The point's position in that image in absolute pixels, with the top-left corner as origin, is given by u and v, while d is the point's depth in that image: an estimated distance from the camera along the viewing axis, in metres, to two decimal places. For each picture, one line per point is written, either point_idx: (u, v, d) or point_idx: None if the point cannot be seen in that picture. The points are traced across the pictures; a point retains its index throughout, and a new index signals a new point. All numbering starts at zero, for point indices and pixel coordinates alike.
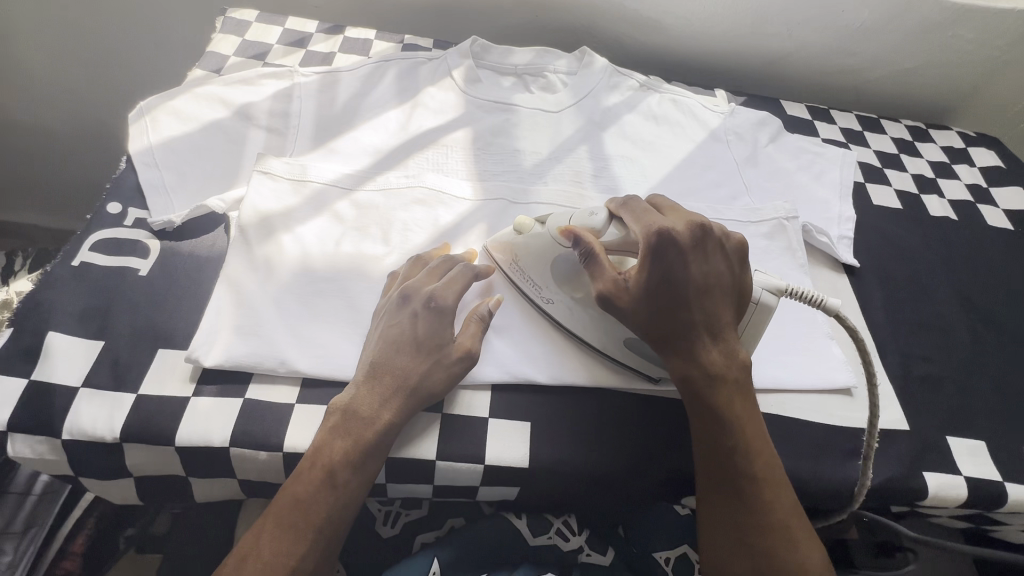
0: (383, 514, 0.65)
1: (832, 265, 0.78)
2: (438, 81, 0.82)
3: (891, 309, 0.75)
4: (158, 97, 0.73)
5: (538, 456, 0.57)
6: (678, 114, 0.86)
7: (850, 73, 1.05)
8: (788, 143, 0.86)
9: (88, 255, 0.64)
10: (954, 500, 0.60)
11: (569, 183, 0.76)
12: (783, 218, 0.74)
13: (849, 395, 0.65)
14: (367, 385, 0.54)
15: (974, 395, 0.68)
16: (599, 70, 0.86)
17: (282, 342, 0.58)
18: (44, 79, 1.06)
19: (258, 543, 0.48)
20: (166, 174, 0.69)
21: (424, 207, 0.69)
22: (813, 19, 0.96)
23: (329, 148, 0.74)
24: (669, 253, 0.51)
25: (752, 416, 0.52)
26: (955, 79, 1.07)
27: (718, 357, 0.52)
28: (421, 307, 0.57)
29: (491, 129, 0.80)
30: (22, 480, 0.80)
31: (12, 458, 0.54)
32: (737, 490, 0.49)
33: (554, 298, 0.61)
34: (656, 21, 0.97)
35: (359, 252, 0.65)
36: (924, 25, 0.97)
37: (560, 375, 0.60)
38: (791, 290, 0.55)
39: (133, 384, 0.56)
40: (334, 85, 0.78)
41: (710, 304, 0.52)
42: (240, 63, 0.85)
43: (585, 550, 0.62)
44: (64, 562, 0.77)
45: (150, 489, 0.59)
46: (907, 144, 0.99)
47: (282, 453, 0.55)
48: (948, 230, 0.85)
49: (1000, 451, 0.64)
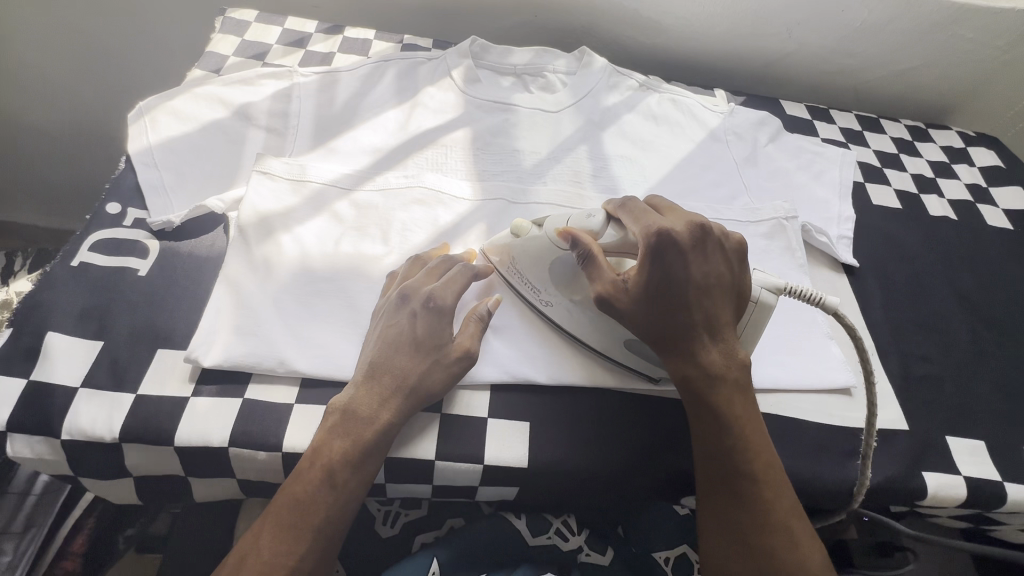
0: (382, 514, 0.65)
1: (832, 265, 0.78)
2: (437, 81, 0.82)
3: (891, 309, 0.75)
4: (158, 98, 0.73)
5: (538, 456, 0.57)
6: (677, 114, 0.86)
7: (850, 73, 1.05)
8: (788, 143, 0.86)
9: (87, 255, 0.64)
10: (953, 500, 0.60)
11: (569, 183, 0.76)
12: (783, 218, 0.74)
13: (848, 395, 0.65)
14: (366, 385, 0.54)
15: (974, 395, 0.68)
16: (599, 70, 0.86)
17: (281, 342, 0.58)
18: (44, 78, 1.06)
19: (258, 544, 0.48)
20: (166, 174, 0.69)
21: (424, 207, 0.69)
22: (813, 19, 0.96)
23: (328, 148, 0.74)
24: (669, 254, 0.50)
25: (752, 416, 0.52)
26: (955, 79, 1.07)
27: (717, 357, 0.52)
28: (420, 307, 0.57)
29: (491, 129, 0.80)
30: (22, 479, 0.81)
31: (12, 457, 0.54)
32: (737, 490, 0.49)
33: (552, 300, 0.61)
34: (656, 22, 0.97)
35: (359, 252, 0.65)
36: (924, 24, 0.97)
37: (559, 375, 0.60)
38: (790, 288, 0.55)
39: (133, 384, 0.56)
40: (334, 85, 0.78)
41: (710, 305, 0.52)
42: (240, 63, 0.85)
43: (584, 550, 0.62)
44: (64, 562, 0.77)
45: (150, 489, 0.60)
46: (906, 144, 0.99)
47: (282, 453, 0.55)
48: (948, 230, 0.85)
49: (1001, 451, 0.64)
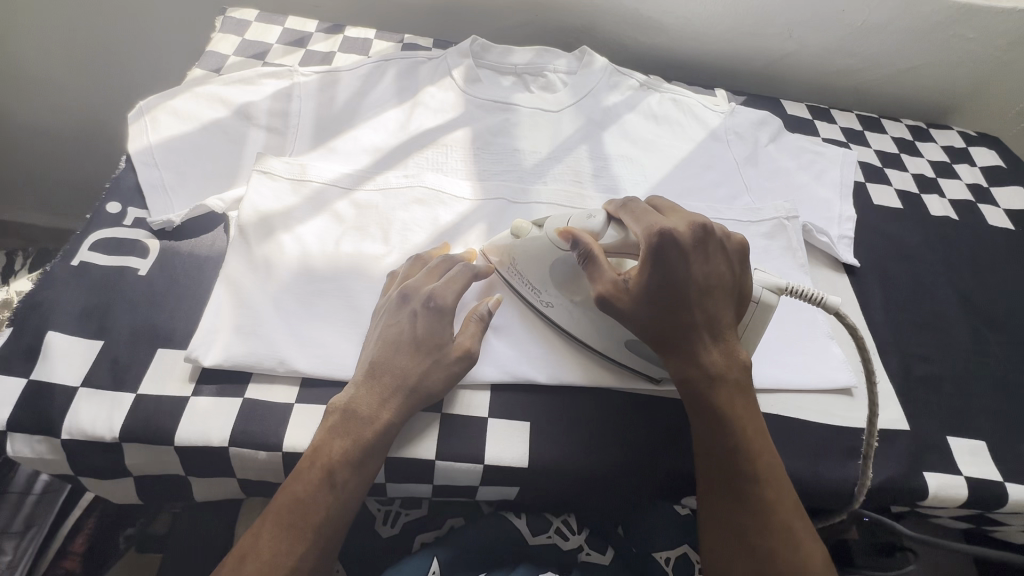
0: (383, 514, 0.65)
1: (832, 265, 0.78)
2: (437, 81, 0.82)
3: (891, 309, 0.75)
4: (158, 98, 0.73)
5: (538, 455, 0.57)
6: (677, 114, 0.86)
7: (851, 73, 1.05)
8: (787, 142, 0.86)
9: (88, 254, 0.64)
10: (954, 500, 0.60)
11: (569, 183, 0.76)
12: (783, 218, 0.74)
13: (848, 395, 0.65)
14: (366, 386, 0.54)
15: (974, 395, 0.68)
16: (599, 69, 0.86)
17: (281, 342, 0.58)
18: (45, 78, 1.06)
19: (258, 542, 0.48)
20: (166, 174, 0.69)
21: (424, 206, 0.69)
22: (813, 19, 0.96)
23: (328, 147, 0.74)
24: (670, 254, 0.50)
25: (752, 416, 0.52)
26: (956, 79, 1.07)
27: (718, 357, 0.52)
28: (420, 307, 0.57)
29: (491, 128, 0.80)
30: (22, 480, 0.80)
31: (12, 457, 0.54)
32: (738, 491, 0.49)
33: (553, 302, 0.61)
34: (656, 22, 0.97)
35: (359, 252, 0.65)
36: (925, 24, 0.97)
37: (559, 375, 0.60)
38: (790, 288, 0.55)
39: (133, 384, 0.56)
40: (334, 85, 0.78)
41: (711, 305, 0.52)
42: (240, 63, 0.85)
43: (585, 549, 0.62)
44: (64, 562, 0.77)
45: (150, 489, 0.60)
46: (907, 143, 0.99)
47: (282, 452, 0.55)
48: (948, 230, 0.85)
49: (1001, 452, 0.64)
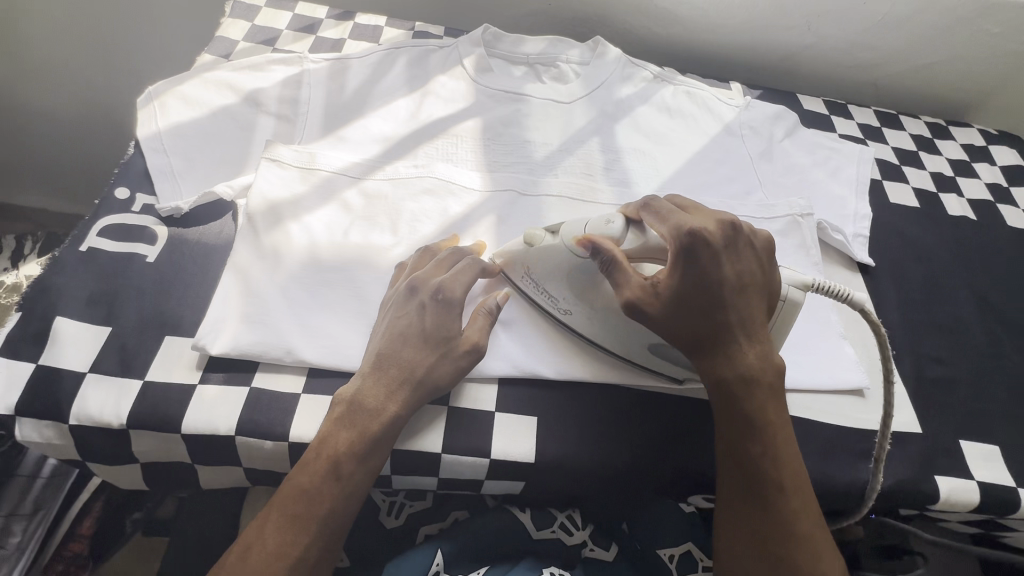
0: (387, 505, 0.66)
1: (847, 263, 0.77)
2: (449, 69, 0.81)
3: (906, 309, 0.74)
4: (166, 83, 0.73)
5: (545, 449, 0.57)
6: (691, 107, 0.84)
7: (870, 68, 1.03)
8: (803, 138, 0.85)
9: (96, 239, 0.64)
10: (964, 504, 0.60)
11: (580, 176, 0.75)
12: (797, 215, 0.73)
13: (861, 396, 0.64)
14: (373, 377, 0.53)
15: (989, 398, 0.67)
16: (612, 60, 0.84)
17: (288, 331, 0.58)
18: (52, 61, 1.06)
19: (263, 533, 0.48)
20: (174, 160, 0.69)
21: (434, 197, 0.69)
22: (832, 12, 0.94)
23: (338, 136, 0.73)
24: (701, 254, 0.50)
25: (783, 421, 0.51)
26: (978, 75, 1.04)
27: (754, 357, 0.51)
28: (429, 299, 0.57)
29: (502, 119, 0.78)
30: (30, 463, 0.76)
31: (20, 441, 0.54)
32: (764, 500, 0.49)
33: (570, 308, 0.59)
34: (671, 12, 0.95)
35: (367, 242, 0.65)
36: (947, 19, 0.95)
37: (565, 370, 0.60)
38: (817, 285, 0.55)
39: (140, 371, 0.56)
40: (344, 73, 0.77)
41: (745, 303, 0.51)
42: (250, 48, 0.84)
43: (588, 544, 0.62)
44: (72, 544, 0.77)
45: (156, 475, 0.59)
46: (926, 141, 0.97)
47: (288, 442, 0.54)
48: (966, 230, 0.84)
49: (1013, 456, 0.63)
